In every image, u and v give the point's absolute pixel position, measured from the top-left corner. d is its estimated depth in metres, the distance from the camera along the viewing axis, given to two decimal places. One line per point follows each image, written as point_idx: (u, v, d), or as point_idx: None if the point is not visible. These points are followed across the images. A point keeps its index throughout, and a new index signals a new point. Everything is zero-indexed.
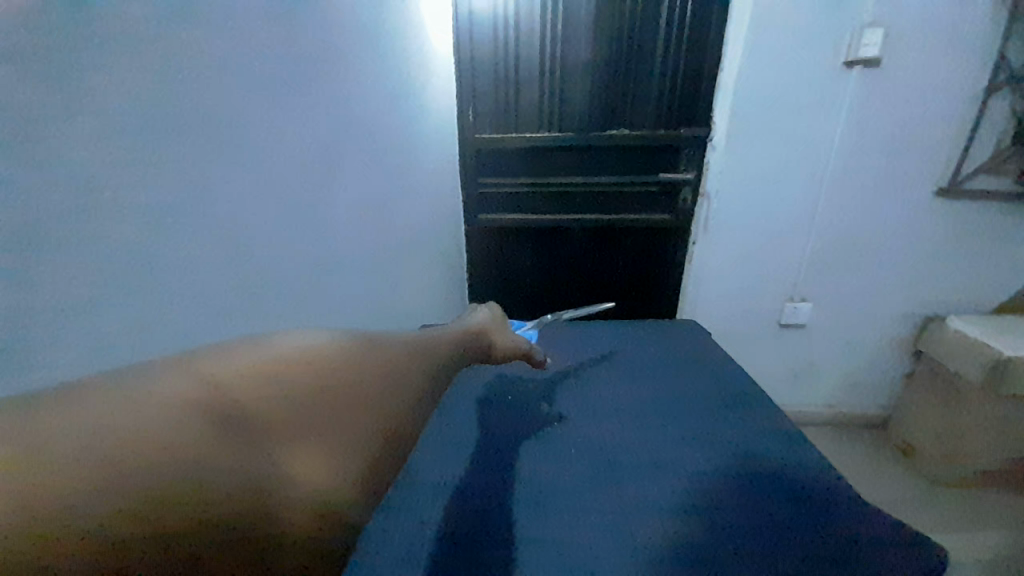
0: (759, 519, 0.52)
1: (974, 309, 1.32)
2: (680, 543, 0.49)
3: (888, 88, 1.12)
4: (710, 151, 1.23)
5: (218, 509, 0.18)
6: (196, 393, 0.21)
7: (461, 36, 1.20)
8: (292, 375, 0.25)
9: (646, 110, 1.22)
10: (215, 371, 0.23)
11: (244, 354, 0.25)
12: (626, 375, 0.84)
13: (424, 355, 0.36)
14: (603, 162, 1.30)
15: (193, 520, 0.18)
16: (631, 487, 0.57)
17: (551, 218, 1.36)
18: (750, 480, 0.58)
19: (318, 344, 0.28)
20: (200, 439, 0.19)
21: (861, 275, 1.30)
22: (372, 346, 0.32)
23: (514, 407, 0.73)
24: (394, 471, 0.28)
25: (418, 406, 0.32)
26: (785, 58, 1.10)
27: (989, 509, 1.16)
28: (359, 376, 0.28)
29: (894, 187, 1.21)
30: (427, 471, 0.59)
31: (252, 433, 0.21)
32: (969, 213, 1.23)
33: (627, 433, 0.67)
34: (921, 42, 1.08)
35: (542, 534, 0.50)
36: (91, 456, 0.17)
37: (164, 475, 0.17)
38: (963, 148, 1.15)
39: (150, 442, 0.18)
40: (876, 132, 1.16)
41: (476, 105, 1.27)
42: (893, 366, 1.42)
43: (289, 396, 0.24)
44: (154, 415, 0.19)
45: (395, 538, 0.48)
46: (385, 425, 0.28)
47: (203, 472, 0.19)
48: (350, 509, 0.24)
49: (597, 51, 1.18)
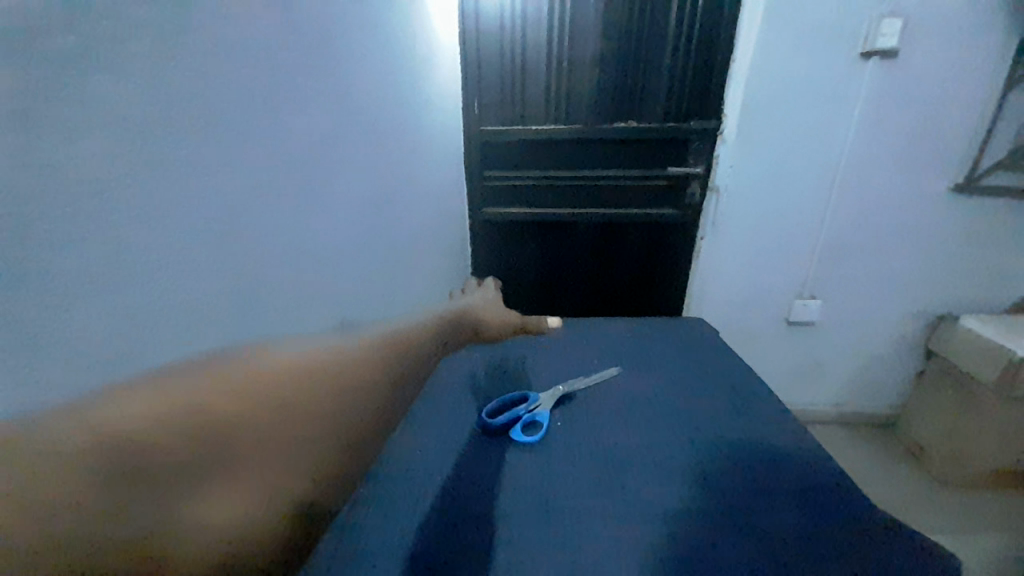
0: (771, 519, 0.50)
1: (987, 308, 1.29)
2: (693, 544, 0.46)
3: (905, 81, 1.08)
4: (721, 144, 1.20)
5: (166, 523, 0.23)
6: (186, 406, 0.25)
7: (467, 26, 1.16)
8: (257, 394, 0.31)
9: (657, 101, 1.19)
10: (204, 384, 0.27)
11: (228, 368, 0.30)
12: (634, 367, 0.82)
13: (369, 371, 0.44)
14: (611, 155, 1.26)
15: (148, 531, 0.23)
16: (638, 483, 0.54)
17: (558, 211, 1.33)
18: (766, 473, 0.55)
19: (289, 362, 0.35)
20: (173, 458, 0.24)
21: (872, 273, 1.28)
22: (335, 359, 0.39)
23: (517, 398, 0.69)
24: (307, 482, 0.35)
25: (341, 421, 0.39)
26: (800, 50, 1.07)
27: (995, 511, 1.15)
28: (306, 396, 0.35)
29: (911, 185, 1.17)
30: (431, 458, 0.57)
31: (213, 451, 0.26)
32: (987, 211, 1.19)
33: (636, 426, 0.65)
34: (941, 33, 1.03)
35: (551, 524, 0.48)
36: (99, 468, 0.21)
37: (139, 489, 0.22)
38: (980, 143, 1.11)
39: (144, 455, 0.23)
40: (893, 127, 1.12)
41: (482, 97, 1.24)
42: (903, 365, 1.40)
43: (250, 415, 0.30)
44: (154, 429, 0.23)
45: (396, 529, 0.47)
46: (311, 443, 0.35)
47: (164, 491, 0.23)
48: (267, 520, 0.30)
49: (606, 40, 1.14)
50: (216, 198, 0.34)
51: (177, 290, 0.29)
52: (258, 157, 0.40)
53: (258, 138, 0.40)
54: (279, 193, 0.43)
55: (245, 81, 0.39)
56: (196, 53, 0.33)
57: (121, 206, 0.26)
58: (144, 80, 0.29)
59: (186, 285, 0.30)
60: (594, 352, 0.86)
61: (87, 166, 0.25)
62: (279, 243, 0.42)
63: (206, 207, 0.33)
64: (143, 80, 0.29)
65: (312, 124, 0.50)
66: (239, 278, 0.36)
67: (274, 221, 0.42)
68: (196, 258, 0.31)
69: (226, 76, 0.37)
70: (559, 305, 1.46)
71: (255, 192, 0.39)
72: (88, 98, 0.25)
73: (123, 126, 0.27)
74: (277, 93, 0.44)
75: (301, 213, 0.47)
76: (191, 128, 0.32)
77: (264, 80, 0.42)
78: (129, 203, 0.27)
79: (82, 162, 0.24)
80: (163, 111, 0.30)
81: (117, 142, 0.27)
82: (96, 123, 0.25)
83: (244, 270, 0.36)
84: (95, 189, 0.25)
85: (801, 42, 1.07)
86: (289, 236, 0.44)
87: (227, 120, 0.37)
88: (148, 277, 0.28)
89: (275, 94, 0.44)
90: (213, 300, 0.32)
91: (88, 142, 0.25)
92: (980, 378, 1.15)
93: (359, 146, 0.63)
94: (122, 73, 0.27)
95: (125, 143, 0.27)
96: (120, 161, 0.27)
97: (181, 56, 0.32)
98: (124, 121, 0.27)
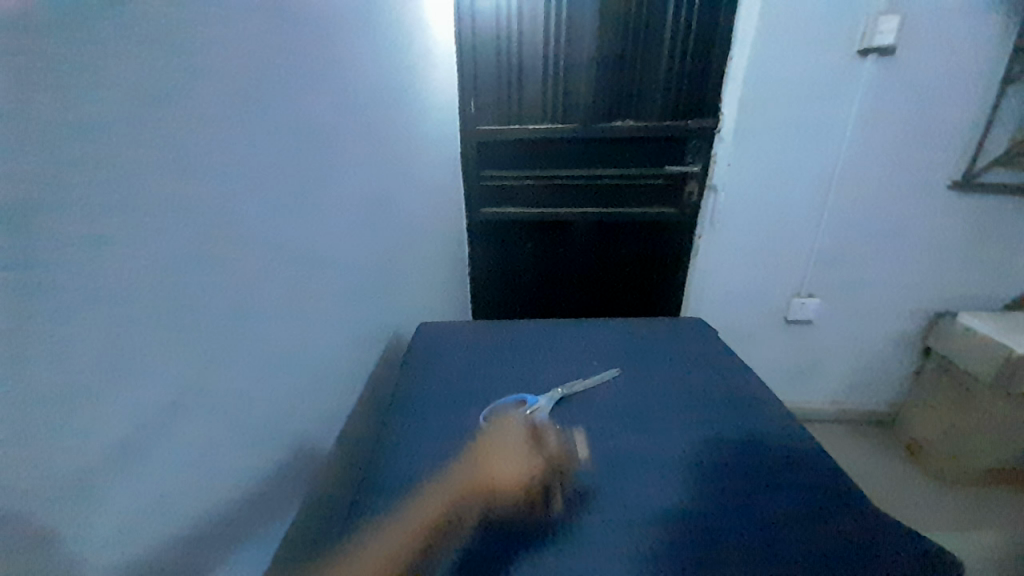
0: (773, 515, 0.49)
1: (985, 305, 1.29)
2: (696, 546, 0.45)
3: (902, 79, 1.07)
4: (718, 143, 1.19)
5: None
6: None
7: (463, 25, 1.15)
8: None
9: (654, 100, 1.18)
10: None
11: None
12: (641, 352, 0.78)
13: None
14: (608, 154, 1.25)
15: None
16: (636, 479, 0.53)
17: (555, 211, 1.32)
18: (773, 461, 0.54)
19: None
20: None
21: (870, 270, 1.27)
22: None
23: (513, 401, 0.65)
24: None
25: None
26: (797, 50, 1.07)
27: (991, 507, 1.16)
28: None
29: (909, 183, 1.17)
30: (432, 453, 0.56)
31: None
32: (984, 209, 1.18)
33: (644, 412, 0.63)
34: (939, 30, 1.02)
35: (546, 520, 0.47)
36: None
37: None
38: (977, 140, 1.10)
39: None
40: (891, 125, 1.11)
41: (479, 96, 1.22)
42: (900, 363, 1.40)
43: None
44: None
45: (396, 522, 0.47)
46: None
47: None
48: None
49: (603, 39, 1.13)
50: (201, 210, 0.34)
51: (149, 303, 0.30)
52: (247, 166, 0.39)
53: (250, 145, 0.40)
54: (264, 199, 0.42)
55: (237, 85, 0.38)
56: (189, 63, 0.33)
57: (96, 222, 0.26)
58: (128, 91, 0.28)
59: (160, 298, 0.31)
60: (595, 330, 0.81)
61: (61, 182, 0.24)
62: (262, 249, 0.42)
63: (189, 221, 0.33)
64: (128, 91, 0.28)
65: (309, 129, 0.49)
66: (217, 290, 0.36)
67: (257, 229, 0.41)
68: (171, 272, 0.32)
69: (218, 82, 0.36)
70: (555, 304, 1.46)
71: (240, 200, 0.38)
72: (71, 113, 0.25)
73: (105, 140, 0.27)
74: (271, 96, 0.43)
75: (289, 216, 0.46)
76: (177, 140, 0.32)
77: (261, 86, 0.41)
78: (108, 222, 0.27)
79: (60, 181, 0.24)
80: (149, 124, 0.30)
81: (99, 158, 0.26)
82: (79, 138, 0.25)
83: (221, 280, 0.37)
84: (69, 206, 0.25)
85: (797, 42, 1.07)
86: (273, 241, 0.43)
87: (217, 129, 0.36)
88: (120, 292, 0.28)
89: (272, 103, 0.43)
90: (182, 313, 0.33)
91: (69, 161, 0.25)
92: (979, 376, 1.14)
93: (357, 151, 0.62)
94: (108, 86, 0.27)
95: (107, 158, 0.27)
96: (99, 176, 0.26)
97: (168, 67, 0.31)
98: (107, 136, 0.27)
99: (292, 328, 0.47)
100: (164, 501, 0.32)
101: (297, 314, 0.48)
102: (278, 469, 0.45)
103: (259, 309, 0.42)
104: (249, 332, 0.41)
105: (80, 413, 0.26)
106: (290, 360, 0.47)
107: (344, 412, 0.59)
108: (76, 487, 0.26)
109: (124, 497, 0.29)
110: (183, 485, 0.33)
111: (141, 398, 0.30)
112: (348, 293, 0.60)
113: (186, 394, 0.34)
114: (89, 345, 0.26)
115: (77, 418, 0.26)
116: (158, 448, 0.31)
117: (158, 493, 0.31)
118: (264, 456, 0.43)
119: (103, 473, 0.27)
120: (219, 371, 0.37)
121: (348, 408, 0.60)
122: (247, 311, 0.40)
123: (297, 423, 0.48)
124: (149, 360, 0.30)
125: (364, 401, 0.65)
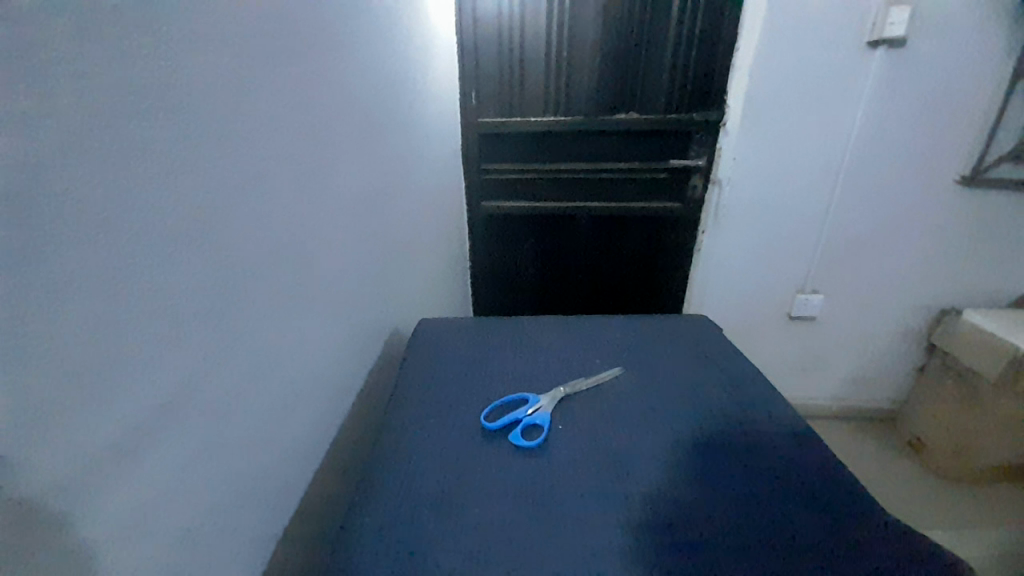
0: (811, 493, 0.41)
1: (992, 303, 1.25)
2: (723, 535, 0.38)
3: (915, 71, 1.02)
4: (723, 136, 1.14)
5: None
6: None
7: (463, 13, 1.10)
8: None
9: (659, 91, 1.13)
10: None
11: None
12: (659, 337, 0.68)
13: None
14: (611, 147, 1.21)
15: None
16: (649, 456, 0.46)
17: (557, 205, 1.29)
18: (828, 460, 0.45)
19: None
20: None
21: (875, 266, 1.23)
22: None
23: (514, 401, 0.54)
24: None
25: None
26: (803, 38, 1.01)
27: (994, 507, 1.15)
28: None
29: (916, 177, 1.13)
30: (432, 449, 0.47)
31: None
32: (991, 204, 1.14)
33: (674, 406, 0.53)
34: (954, 19, 0.97)
35: (567, 538, 0.38)
36: None
37: None
38: (987, 135, 1.06)
39: None
40: (904, 118, 1.07)
41: (480, 88, 1.17)
42: (905, 360, 1.36)
43: None
44: None
45: (389, 535, 0.38)
46: None
47: None
48: None
49: (607, 26, 1.08)
50: (203, 199, 0.30)
51: (145, 308, 0.25)
52: (248, 153, 0.34)
53: (257, 135, 0.35)
54: (269, 196, 0.37)
55: (233, 55, 0.32)
56: (186, 29, 0.28)
57: (80, 212, 0.22)
58: (115, 51, 0.23)
59: (159, 300, 0.26)
60: (608, 321, 0.73)
61: (50, 148, 0.20)
62: (265, 247, 0.37)
63: (191, 210, 0.28)
64: (116, 56, 0.23)
65: (311, 114, 0.44)
66: (219, 292, 0.31)
67: (260, 226, 0.36)
68: (168, 266, 0.27)
69: (219, 51, 0.31)
70: (557, 300, 1.43)
71: (241, 189, 0.33)
72: (50, 78, 0.20)
73: (96, 116, 0.22)
74: (269, 73, 0.37)
75: (295, 212, 0.41)
76: (174, 116, 0.27)
77: (260, 62, 0.35)
78: (111, 193, 0.23)
79: (33, 160, 0.19)
80: (142, 95, 0.25)
81: (86, 134, 0.22)
82: (61, 104, 0.21)
83: (224, 280, 0.32)
84: (46, 189, 0.20)
85: (803, 28, 1.00)
86: (276, 238, 0.38)
87: (217, 106, 0.31)
88: (103, 294, 0.23)
89: (268, 82, 0.37)
90: (184, 317, 0.28)
91: (49, 135, 0.20)
92: (982, 372, 1.11)
93: (361, 141, 0.57)
94: (100, 63, 0.23)
95: (96, 136, 0.22)
96: (105, 149, 0.23)
97: (159, 28, 0.26)
98: (98, 112, 0.22)
99: (298, 335, 0.42)
100: (167, 535, 0.27)
101: (304, 321, 0.43)
102: (287, 488, 0.41)
103: (263, 317, 0.37)
104: (254, 342, 0.36)
105: (68, 442, 0.22)
106: (299, 372, 0.43)
107: (353, 421, 0.55)
108: (85, 500, 0.22)
109: (122, 536, 0.24)
110: (190, 515, 0.29)
111: (138, 421, 0.25)
112: (354, 295, 0.55)
113: (188, 413, 0.29)
114: (76, 360, 0.22)
115: (67, 446, 0.21)
116: (161, 476, 0.27)
117: (160, 528, 0.27)
118: (273, 476, 0.39)
119: (100, 508, 0.23)
120: (224, 384, 0.32)
121: (356, 418, 0.56)
122: (251, 317, 0.35)
123: (306, 437, 0.44)
124: (152, 358, 0.26)
125: (370, 408, 0.61)
